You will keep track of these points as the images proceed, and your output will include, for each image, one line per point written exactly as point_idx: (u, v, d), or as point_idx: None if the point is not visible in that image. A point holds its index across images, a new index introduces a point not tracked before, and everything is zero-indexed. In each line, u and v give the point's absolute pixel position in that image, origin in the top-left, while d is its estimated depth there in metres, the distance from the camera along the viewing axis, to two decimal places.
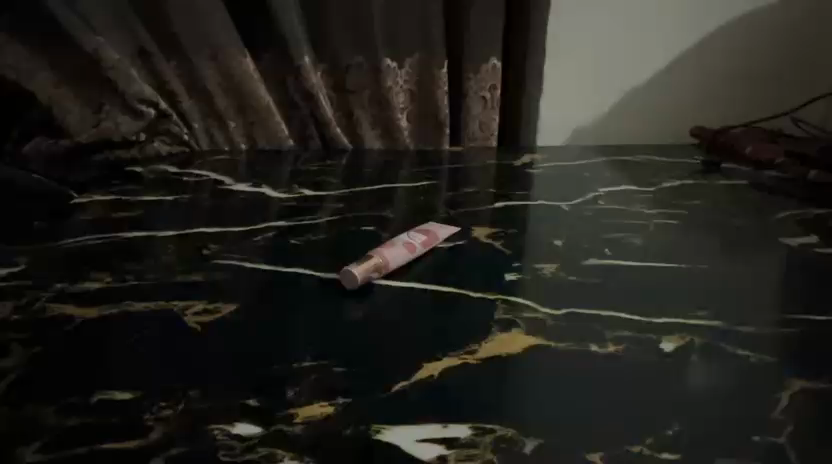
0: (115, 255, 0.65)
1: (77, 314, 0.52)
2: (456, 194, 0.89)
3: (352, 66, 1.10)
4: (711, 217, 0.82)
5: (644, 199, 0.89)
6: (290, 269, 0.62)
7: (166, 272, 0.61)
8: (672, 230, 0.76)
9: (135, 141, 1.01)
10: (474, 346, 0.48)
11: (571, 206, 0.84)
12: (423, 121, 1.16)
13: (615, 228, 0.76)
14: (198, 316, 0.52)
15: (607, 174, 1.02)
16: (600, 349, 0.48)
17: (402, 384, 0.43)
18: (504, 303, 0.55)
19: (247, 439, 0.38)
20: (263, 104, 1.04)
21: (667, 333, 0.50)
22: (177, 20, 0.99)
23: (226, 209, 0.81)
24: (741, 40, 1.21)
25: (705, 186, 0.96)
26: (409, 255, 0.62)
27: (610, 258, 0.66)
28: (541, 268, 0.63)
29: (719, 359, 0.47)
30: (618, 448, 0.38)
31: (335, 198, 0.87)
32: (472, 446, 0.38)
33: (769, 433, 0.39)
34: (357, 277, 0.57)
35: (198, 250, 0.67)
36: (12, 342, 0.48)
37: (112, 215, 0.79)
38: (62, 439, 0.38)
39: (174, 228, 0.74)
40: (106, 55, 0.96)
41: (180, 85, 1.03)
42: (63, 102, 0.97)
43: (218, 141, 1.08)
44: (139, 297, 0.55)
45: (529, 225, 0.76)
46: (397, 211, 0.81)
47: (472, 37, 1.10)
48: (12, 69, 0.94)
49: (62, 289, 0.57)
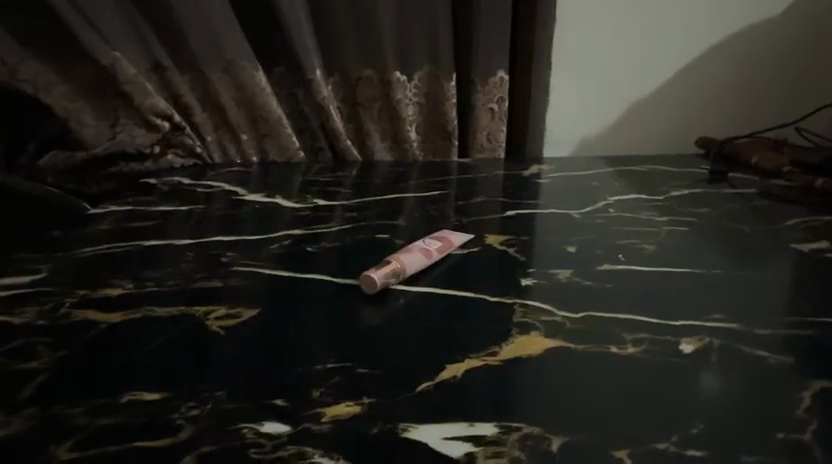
0: (134, 262, 0.66)
1: (102, 318, 0.53)
2: (467, 202, 0.90)
3: (362, 79, 1.12)
4: (720, 224, 0.83)
5: (653, 207, 0.90)
6: (308, 275, 0.63)
7: (185, 278, 0.62)
8: (683, 237, 0.77)
9: (148, 154, 1.03)
10: (495, 348, 0.48)
11: (582, 214, 0.85)
12: (432, 133, 1.18)
13: (625, 234, 0.77)
14: (221, 320, 0.53)
15: (615, 183, 1.03)
16: (619, 351, 0.48)
17: (426, 385, 0.43)
18: (521, 306, 0.56)
19: (276, 438, 0.38)
20: (275, 117, 1.06)
21: (685, 335, 0.51)
22: (192, 35, 1.01)
23: (240, 219, 0.82)
24: (744, 53, 1.23)
25: (712, 195, 0.97)
26: (425, 261, 0.63)
27: (622, 263, 0.67)
28: (556, 273, 0.64)
29: (738, 360, 0.48)
30: (644, 445, 0.38)
31: (348, 207, 0.88)
32: (499, 443, 0.38)
33: (793, 431, 0.40)
34: (375, 281, 0.57)
35: (215, 257, 0.68)
36: (39, 345, 0.49)
37: (128, 225, 0.80)
38: (93, 438, 0.38)
39: (191, 237, 0.75)
40: (122, 70, 0.98)
41: (194, 99, 1.05)
42: (80, 116, 0.99)
43: (230, 154, 1.10)
44: (162, 302, 0.56)
45: (541, 232, 0.77)
46: (409, 219, 0.82)
47: (480, 51, 1.12)
48: (30, 83, 0.95)
49: (84, 294, 0.58)
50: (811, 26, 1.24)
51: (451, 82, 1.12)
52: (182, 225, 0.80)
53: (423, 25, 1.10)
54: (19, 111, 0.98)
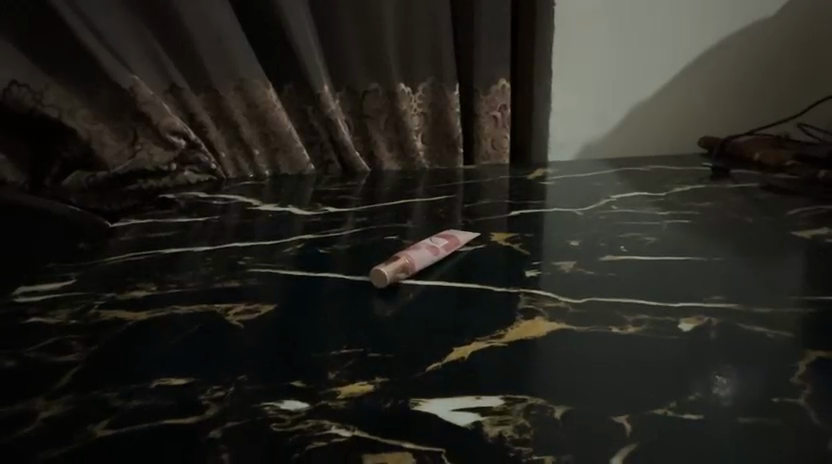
0: (156, 268, 0.70)
1: (129, 317, 0.57)
2: (473, 205, 0.93)
3: (369, 92, 1.17)
4: (721, 216, 0.84)
5: (656, 203, 0.92)
6: (321, 274, 0.66)
7: (205, 280, 0.65)
8: (685, 229, 0.79)
9: (167, 171, 1.07)
10: (501, 332, 0.51)
11: (585, 211, 0.87)
12: (437, 141, 1.22)
13: (628, 229, 0.79)
14: (240, 315, 0.56)
15: (617, 183, 1.05)
16: (619, 330, 0.50)
17: (435, 365, 0.46)
18: (526, 294, 0.58)
19: (295, 413, 0.41)
20: (286, 131, 1.11)
21: (684, 315, 0.53)
22: (205, 56, 1.06)
23: (255, 227, 0.86)
24: (741, 52, 1.26)
25: (715, 190, 0.99)
26: (433, 257, 0.66)
27: (624, 254, 0.69)
28: (559, 264, 0.66)
29: (734, 334, 0.50)
30: (644, 411, 0.40)
31: (357, 213, 0.91)
32: (505, 412, 0.40)
33: (787, 395, 0.42)
34: (385, 275, 0.60)
35: (233, 261, 0.71)
36: (72, 341, 0.53)
37: (149, 235, 0.85)
38: (127, 417, 0.42)
39: (208, 244, 0.79)
40: (141, 92, 1.03)
41: (207, 117, 1.10)
42: (101, 137, 1.04)
43: (243, 168, 1.15)
44: (183, 301, 0.59)
45: (546, 229, 0.79)
46: (417, 221, 0.85)
47: (481, 62, 1.17)
48: (54, 107, 1.00)
49: (112, 297, 0.62)
50: (805, 24, 1.26)
51: (453, 91, 1.17)
52: (200, 234, 0.84)
53: (424, 38, 1.15)
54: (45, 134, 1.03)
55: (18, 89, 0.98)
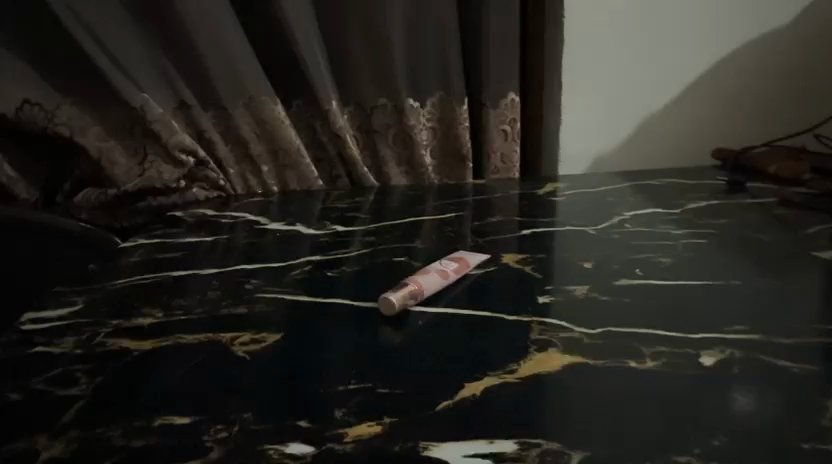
0: (163, 292, 0.69)
1: (134, 347, 0.56)
2: (483, 223, 0.91)
3: (377, 107, 1.16)
4: (739, 234, 0.82)
5: (671, 220, 0.89)
6: (328, 300, 0.64)
7: (212, 305, 0.64)
8: (703, 248, 0.76)
9: (175, 188, 1.08)
10: (514, 365, 0.49)
11: (598, 230, 0.85)
12: (446, 156, 1.21)
13: (642, 249, 0.77)
14: (246, 345, 0.55)
15: (630, 198, 1.03)
16: (638, 364, 0.48)
17: (447, 403, 0.44)
18: (539, 324, 0.56)
19: (301, 458, 0.40)
20: (295, 147, 1.10)
21: (706, 348, 0.51)
22: (214, 73, 1.06)
23: (262, 248, 0.85)
24: (756, 61, 1.23)
25: (731, 206, 0.97)
26: (442, 282, 0.64)
27: (640, 277, 0.67)
28: (572, 289, 0.64)
29: (758, 369, 0.48)
30: (666, 458, 0.39)
31: (366, 231, 0.90)
32: (518, 459, 0.39)
33: (817, 440, 0.40)
34: (394, 303, 0.59)
35: (240, 285, 0.70)
36: (77, 372, 0.52)
37: (158, 256, 0.84)
38: (129, 459, 0.41)
39: (215, 266, 0.78)
40: (150, 110, 1.03)
41: (217, 134, 1.10)
42: (111, 155, 1.04)
43: (251, 184, 1.14)
44: (190, 330, 0.59)
45: (557, 249, 0.78)
46: (426, 241, 0.84)
47: (490, 75, 1.16)
48: (66, 126, 1.01)
49: (119, 324, 0.61)
50: (823, 33, 1.24)
51: (462, 106, 1.16)
52: (208, 255, 0.83)
53: (432, 53, 1.14)
54: (59, 153, 1.05)
55: (31, 108, 1.00)
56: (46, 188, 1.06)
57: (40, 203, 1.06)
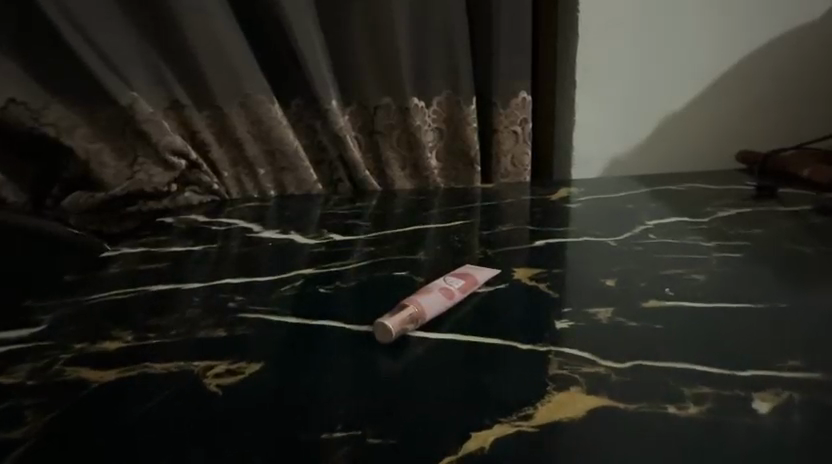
0: (139, 310, 0.62)
1: (93, 378, 0.49)
2: (492, 232, 0.84)
3: (380, 107, 1.09)
4: (777, 245, 0.74)
5: (699, 230, 0.81)
6: (318, 322, 0.57)
7: (189, 326, 0.58)
8: (738, 262, 0.68)
9: (166, 192, 1.01)
10: (529, 410, 0.42)
11: (619, 241, 0.77)
12: (453, 159, 1.14)
13: (671, 263, 0.69)
14: (220, 377, 0.48)
15: (652, 205, 0.95)
16: (679, 411, 0.41)
17: (449, 459, 0.38)
18: (557, 355, 0.49)
19: None
20: (292, 148, 1.04)
21: (757, 389, 0.43)
22: (208, 70, 1.00)
23: (252, 259, 0.78)
24: (784, 58, 1.15)
25: (765, 213, 0.88)
26: (446, 303, 0.57)
27: (671, 299, 0.59)
28: (594, 312, 0.56)
29: (824, 419, 0.40)
30: None
31: (365, 241, 0.83)
32: None
33: None
34: (390, 330, 0.52)
35: (223, 302, 0.64)
36: (24, 408, 0.46)
37: (140, 267, 0.78)
38: None
39: (201, 279, 0.71)
40: (140, 110, 0.97)
41: (211, 135, 1.03)
42: (100, 157, 0.98)
43: (247, 188, 1.08)
44: (160, 357, 0.52)
45: (575, 263, 0.70)
46: (430, 252, 0.77)
47: (501, 73, 1.09)
48: (53, 126, 0.95)
49: (82, 350, 0.54)
50: None
51: (470, 105, 1.09)
52: (194, 266, 0.76)
53: (439, 50, 1.07)
54: (49, 154, 0.98)
55: (16, 107, 0.93)
56: (33, 191, 0.99)
57: (27, 207, 0.99)
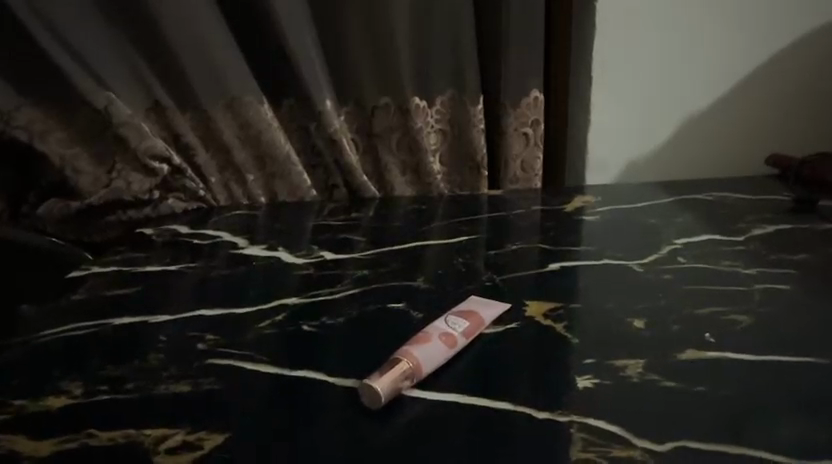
0: (95, 352, 0.55)
1: (27, 451, 0.43)
2: (501, 252, 0.75)
3: (378, 107, 0.99)
4: (825, 275, 0.66)
5: (736, 252, 0.72)
6: (298, 374, 0.50)
7: (149, 377, 0.50)
8: (784, 299, 0.60)
9: (148, 200, 0.91)
10: None
11: (645, 266, 0.68)
12: (459, 163, 1.04)
13: (710, 298, 0.60)
14: (174, 455, 0.42)
15: (680, 219, 0.85)
16: None
17: None
18: (581, 430, 0.42)
19: None
20: (283, 152, 0.95)
21: None
22: (192, 70, 0.90)
23: (230, 282, 0.69)
24: (822, 52, 1.05)
25: (807, 232, 0.79)
26: (447, 353, 0.49)
27: (712, 349, 0.51)
28: (622, 367, 0.48)
29: None
30: None
31: (359, 262, 0.74)
32: None
33: None
34: (379, 394, 0.44)
35: (192, 342, 0.55)
36: None
37: (108, 293, 0.68)
38: None
39: (172, 311, 0.62)
40: (117, 111, 0.87)
41: (195, 138, 0.93)
42: (75, 161, 0.88)
43: (236, 195, 0.97)
44: (108, 422, 0.45)
45: (596, 295, 0.61)
46: (431, 278, 0.68)
47: (509, 71, 0.99)
48: (24, 130, 0.85)
49: (19, 409, 0.47)
50: None
51: (478, 106, 1.00)
52: (167, 292, 0.68)
53: (444, 45, 0.98)
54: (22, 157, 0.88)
55: None
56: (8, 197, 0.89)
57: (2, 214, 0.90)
